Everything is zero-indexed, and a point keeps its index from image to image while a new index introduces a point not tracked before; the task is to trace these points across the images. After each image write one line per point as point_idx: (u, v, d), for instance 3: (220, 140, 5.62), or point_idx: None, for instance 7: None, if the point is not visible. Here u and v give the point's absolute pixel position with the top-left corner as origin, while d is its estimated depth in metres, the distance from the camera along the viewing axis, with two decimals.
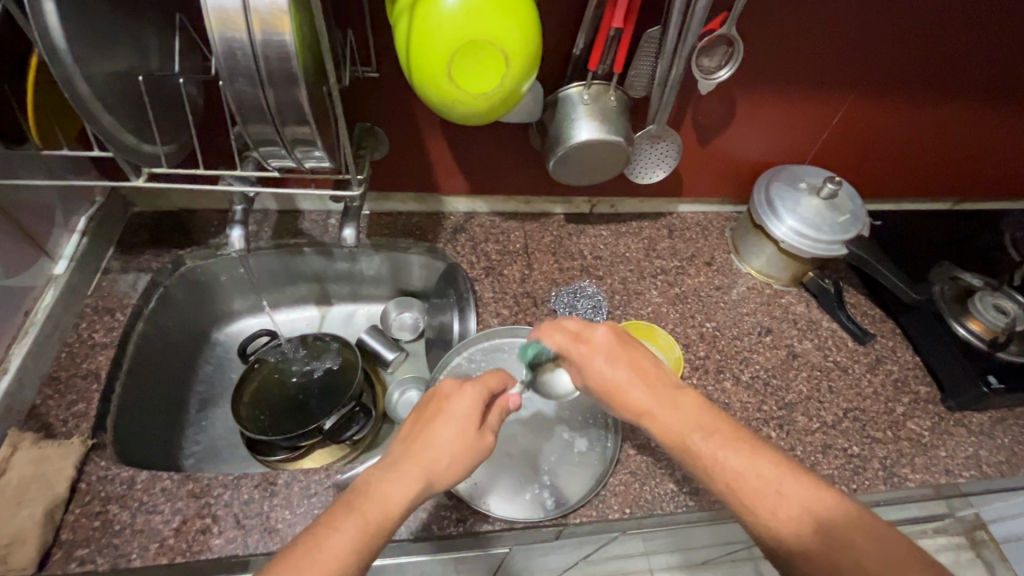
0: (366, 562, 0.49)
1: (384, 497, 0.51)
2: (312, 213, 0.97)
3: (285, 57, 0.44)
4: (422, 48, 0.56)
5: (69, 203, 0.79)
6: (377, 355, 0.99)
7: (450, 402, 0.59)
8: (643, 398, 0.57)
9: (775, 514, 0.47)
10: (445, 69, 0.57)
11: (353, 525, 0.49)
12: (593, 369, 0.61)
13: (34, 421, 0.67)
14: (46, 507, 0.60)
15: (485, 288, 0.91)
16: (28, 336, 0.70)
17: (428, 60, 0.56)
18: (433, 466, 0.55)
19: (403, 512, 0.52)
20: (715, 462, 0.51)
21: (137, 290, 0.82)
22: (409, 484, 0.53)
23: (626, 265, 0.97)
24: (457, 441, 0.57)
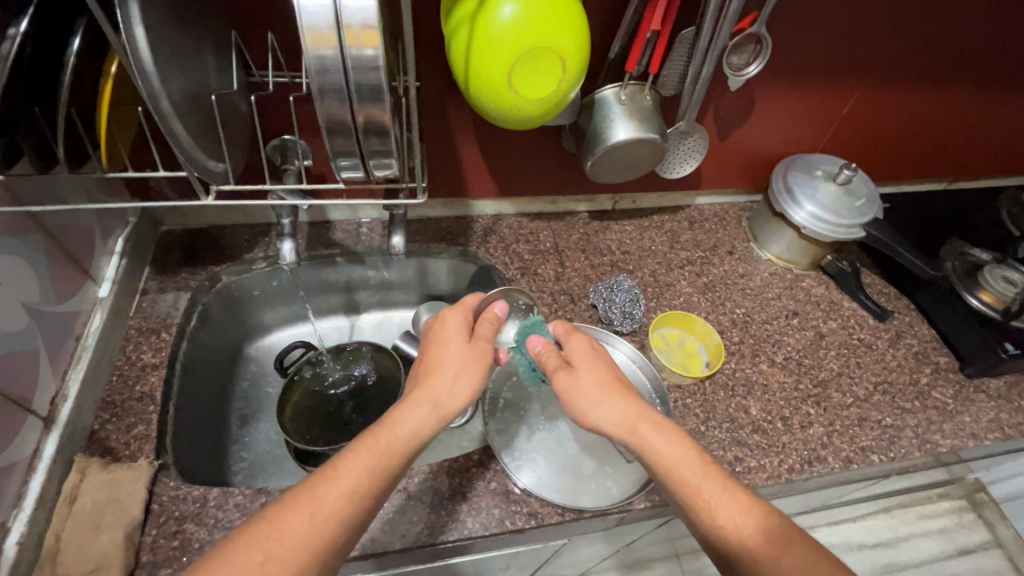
0: (385, 484, 0.54)
1: (396, 424, 0.57)
2: (343, 223, 0.98)
3: (373, 72, 0.45)
4: (483, 61, 0.58)
5: (107, 225, 0.78)
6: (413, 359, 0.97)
7: (442, 332, 0.66)
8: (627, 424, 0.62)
9: (721, 518, 0.53)
10: (505, 79, 0.59)
11: (370, 454, 0.54)
12: (577, 396, 0.64)
13: (96, 446, 0.67)
14: (125, 530, 0.60)
15: (522, 287, 0.92)
16: (83, 361, 0.69)
17: (488, 72, 0.58)
18: (440, 390, 0.61)
19: (417, 435, 0.57)
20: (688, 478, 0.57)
21: (179, 309, 0.82)
22: (419, 410, 0.59)
23: (653, 258, 1.00)
24: (457, 364, 0.63)
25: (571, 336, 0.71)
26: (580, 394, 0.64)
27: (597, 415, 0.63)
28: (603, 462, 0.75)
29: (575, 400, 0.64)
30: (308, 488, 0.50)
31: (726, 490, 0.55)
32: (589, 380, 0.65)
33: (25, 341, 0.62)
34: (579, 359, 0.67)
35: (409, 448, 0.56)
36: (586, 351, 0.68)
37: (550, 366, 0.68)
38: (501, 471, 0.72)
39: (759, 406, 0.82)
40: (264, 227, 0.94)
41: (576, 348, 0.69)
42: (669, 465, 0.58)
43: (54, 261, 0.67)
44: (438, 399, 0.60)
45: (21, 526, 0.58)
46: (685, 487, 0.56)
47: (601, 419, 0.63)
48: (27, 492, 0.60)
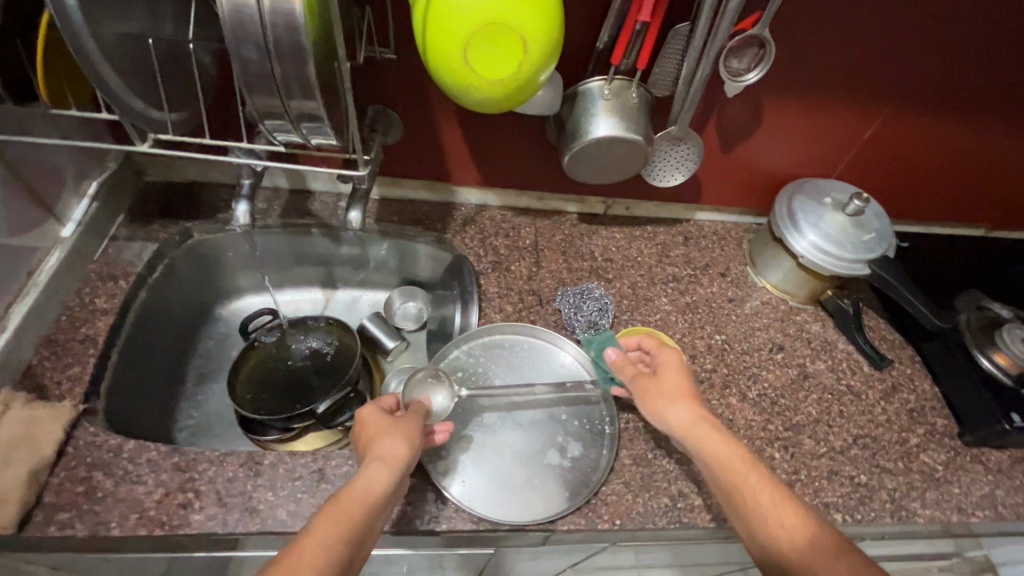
0: (355, 539, 0.49)
1: (352, 489, 0.52)
2: (323, 195, 0.97)
3: (291, 25, 0.43)
4: (440, 33, 0.54)
5: (82, 167, 0.79)
6: (377, 343, 0.98)
7: (363, 416, 0.62)
8: (698, 425, 0.60)
9: (768, 516, 0.52)
10: (461, 53, 0.55)
11: (331, 521, 0.49)
12: (649, 400, 0.64)
13: (29, 381, 0.67)
14: (31, 468, 0.60)
15: (490, 282, 0.88)
16: (30, 296, 0.70)
17: (445, 45, 0.55)
18: (383, 450, 0.57)
19: (379, 488, 0.53)
20: (744, 480, 0.55)
21: (143, 259, 0.82)
22: (370, 470, 0.54)
23: (637, 269, 0.94)
24: (386, 427, 0.60)
25: (662, 347, 0.69)
26: (653, 400, 0.64)
27: (666, 416, 0.62)
28: (534, 475, 0.70)
29: (648, 404, 0.64)
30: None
31: (775, 493, 0.54)
32: (659, 388, 0.64)
33: None
34: (663, 366, 0.67)
35: (375, 507, 0.52)
36: (673, 361, 0.67)
37: (632, 371, 0.68)
38: (423, 468, 0.68)
39: None
40: None
41: (662, 356, 0.68)
42: (727, 474, 0.56)
43: (13, 195, 0.68)
44: (387, 454, 0.56)
45: None
46: (741, 485, 0.55)
47: (666, 422, 0.62)
48: None
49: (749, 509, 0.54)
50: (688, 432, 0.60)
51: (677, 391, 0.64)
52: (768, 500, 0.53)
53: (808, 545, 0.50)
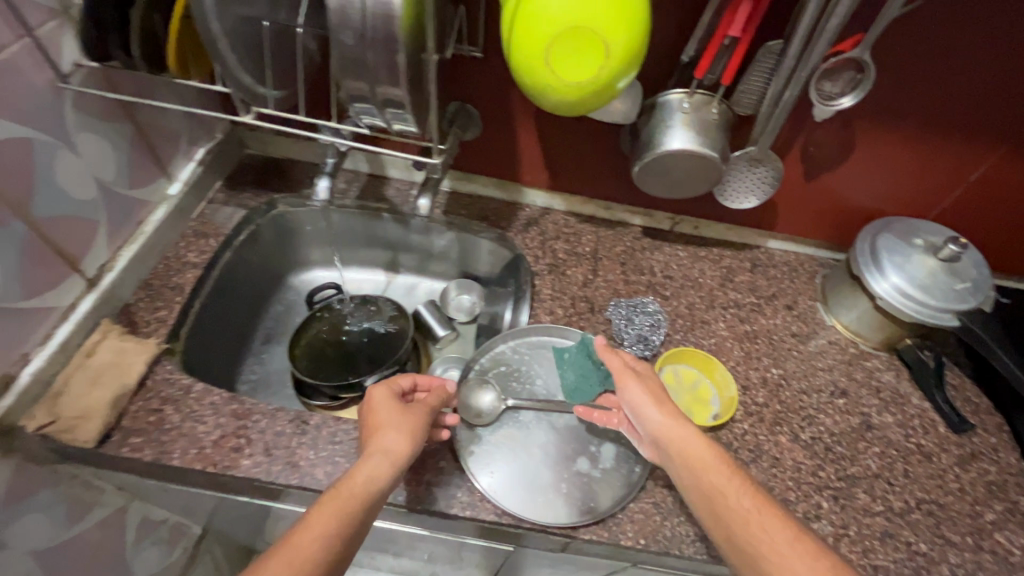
0: (358, 525, 0.53)
1: (356, 478, 0.55)
2: (398, 182, 1.02)
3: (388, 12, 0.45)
4: (523, 33, 0.56)
5: (194, 135, 0.88)
6: (429, 330, 1.02)
7: (372, 405, 0.65)
8: (680, 429, 0.61)
9: (748, 519, 0.54)
10: (542, 55, 0.56)
11: (333, 506, 0.52)
12: (634, 397, 0.65)
13: (125, 317, 0.76)
14: (115, 393, 0.67)
15: (544, 283, 0.89)
16: (135, 243, 0.78)
17: (526, 46, 0.56)
18: (385, 444, 0.60)
19: (381, 481, 0.56)
20: (725, 487, 0.56)
21: (232, 223, 0.91)
22: (373, 464, 0.57)
23: (696, 290, 0.92)
24: (392, 420, 0.63)
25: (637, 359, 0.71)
26: (637, 396, 0.64)
27: (647, 417, 0.63)
28: (562, 479, 0.70)
29: (634, 399, 0.64)
30: (277, 555, 0.48)
31: (755, 500, 0.55)
32: (646, 386, 0.65)
33: (90, 210, 0.70)
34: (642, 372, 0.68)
35: (377, 499, 0.55)
36: (651, 368, 0.69)
37: (616, 360, 0.68)
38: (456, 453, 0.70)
39: (761, 478, 0.71)
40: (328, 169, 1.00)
41: (644, 363, 0.70)
42: (716, 480, 0.57)
43: (136, 152, 0.77)
44: (389, 451, 0.59)
45: (41, 360, 0.65)
46: (721, 489, 0.56)
47: (652, 423, 0.62)
48: (53, 336, 0.67)
49: (730, 514, 0.55)
50: (672, 433, 0.61)
51: (657, 393, 0.65)
52: (747, 506, 0.55)
53: (789, 546, 0.51)
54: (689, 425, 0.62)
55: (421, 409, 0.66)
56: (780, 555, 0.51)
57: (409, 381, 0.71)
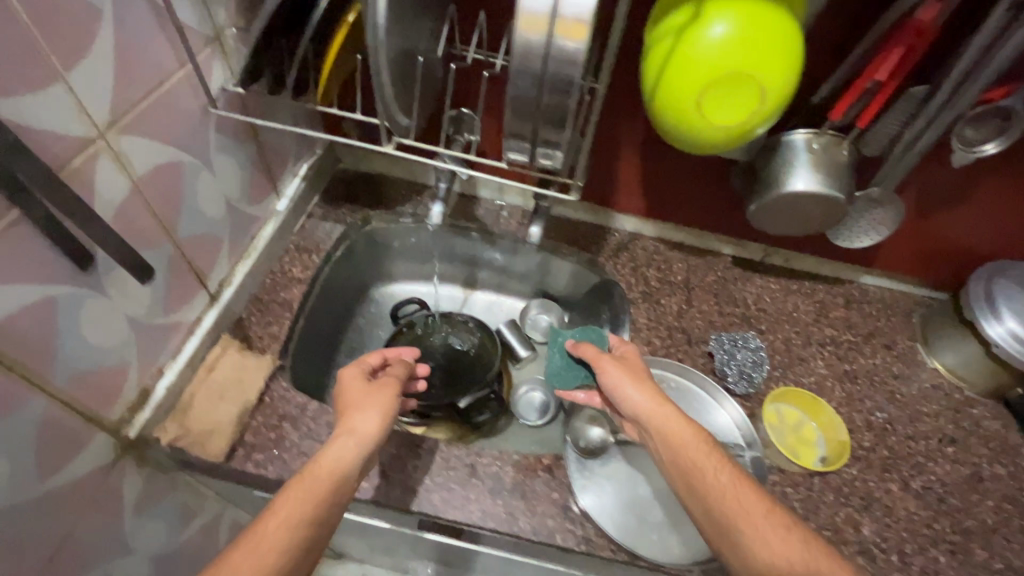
0: (328, 504, 0.53)
1: (320, 464, 0.56)
2: (487, 202, 1.02)
3: (573, 62, 0.46)
4: (675, 79, 0.56)
5: (300, 152, 0.90)
6: (511, 349, 1.02)
7: (342, 386, 0.66)
8: (660, 407, 0.62)
9: (720, 493, 0.55)
10: (693, 100, 0.56)
11: (298, 496, 0.52)
12: (613, 378, 0.66)
13: (239, 331, 0.77)
14: (239, 410, 0.68)
15: (639, 312, 0.89)
16: (250, 258, 0.80)
17: (676, 91, 0.57)
18: (355, 423, 0.61)
19: (344, 461, 0.57)
20: (700, 465, 0.57)
21: (331, 238, 0.92)
22: (342, 444, 0.58)
23: (792, 325, 0.90)
24: (358, 398, 0.64)
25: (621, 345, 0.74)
26: (619, 378, 0.66)
27: (626, 401, 0.64)
28: (673, 517, 0.69)
29: (613, 381, 0.66)
30: (233, 559, 0.47)
31: (730, 476, 0.56)
32: (625, 368, 0.67)
33: (218, 228, 0.72)
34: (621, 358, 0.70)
35: (349, 478, 0.56)
36: (634, 355, 0.72)
37: (591, 348, 0.71)
38: (567, 485, 0.69)
39: (875, 528, 0.70)
40: (420, 187, 1.01)
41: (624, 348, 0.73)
42: (690, 455, 0.58)
43: (256, 170, 0.78)
44: (351, 429, 0.60)
45: (173, 374, 0.67)
46: (696, 464, 0.57)
47: (632, 404, 0.64)
48: (182, 351, 0.69)
49: (705, 490, 0.56)
50: (652, 413, 0.62)
51: (633, 372, 0.67)
52: (726, 484, 0.55)
53: (765, 521, 0.53)
54: (668, 401, 0.63)
55: (388, 385, 0.67)
56: (756, 530, 0.52)
57: (377, 357, 0.73)
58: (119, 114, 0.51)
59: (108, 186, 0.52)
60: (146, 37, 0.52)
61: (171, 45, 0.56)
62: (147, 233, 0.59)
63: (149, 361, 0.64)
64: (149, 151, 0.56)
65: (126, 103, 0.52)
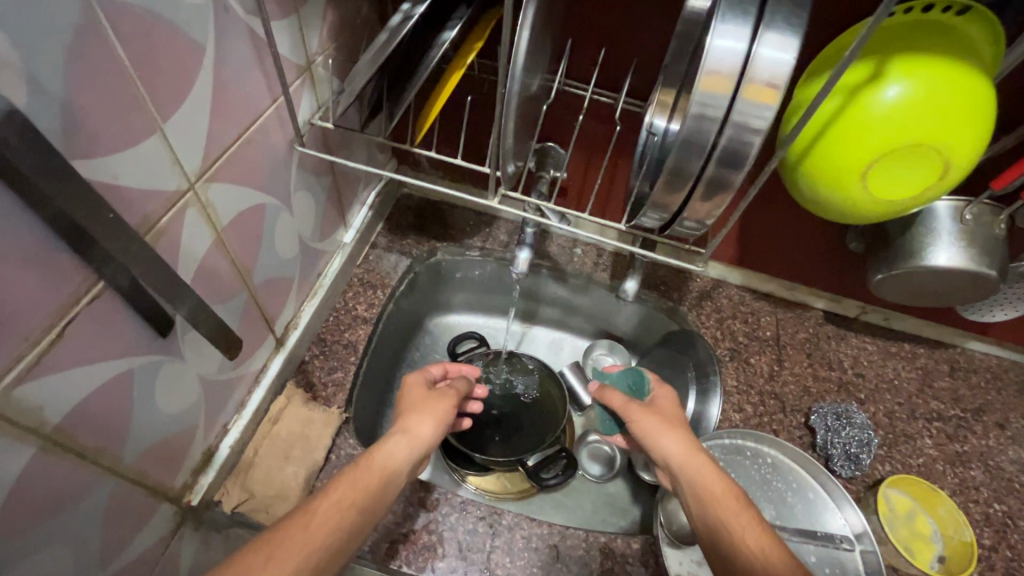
0: (370, 508, 0.46)
1: (374, 458, 0.50)
2: (559, 237, 0.95)
3: (751, 131, 0.41)
4: (842, 162, 0.49)
5: (369, 178, 0.84)
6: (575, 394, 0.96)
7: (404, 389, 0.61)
8: (696, 457, 0.57)
9: (758, 558, 0.46)
10: (863, 184, 0.50)
11: (349, 486, 0.46)
12: (647, 427, 0.62)
13: (303, 377, 0.72)
14: (307, 471, 0.63)
15: (727, 373, 0.82)
16: (316, 297, 0.74)
17: (842, 174, 0.50)
18: (413, 424, 0.55)
19: (394, 459, 0.51)
20: (736, 522, 0.49)
21: (397, 272, 0.86)
22: (397, 442, 0.52)
23: (894, 395, 0.82)
24: (419, 401, 0.59)
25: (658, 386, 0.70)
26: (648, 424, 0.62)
27: (660, 448, 0.59)
28: None
29: (645, 428, 0.62)
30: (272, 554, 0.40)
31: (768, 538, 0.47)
32: (659, 416, 0.62)
33: (290, 268, 0.66)
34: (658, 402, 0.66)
35: (394, 485, 0.50)
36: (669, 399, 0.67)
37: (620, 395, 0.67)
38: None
39: None
40: (489, 218, 0.94)
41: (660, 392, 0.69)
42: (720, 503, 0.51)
43: (329, 203, 0.72)
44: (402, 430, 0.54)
45: (237, 431, 0.62)
46: (731, 522, 0.49)
47: (665, 451, 0.59)
48: (247, 403, 0.63)
49: (736, 554, 0.47)
50: (686, 463, 0.57)
51: (671, 420, 0.62)
52: (764, 546, 0.47)
53: None
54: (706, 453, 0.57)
55: (451, 394, 0.62)
56: None
57: (441, 369, 0.69)
58: (211, 161, 0.46)
59: (195, 240, 0.46)
60: (241, 74, 0.46)
61: (265, 80, 0.50)
62: (224, 285, 0.53)
63: (213, 418, 0.58)
64: (235, 196, 0.50)
65: (218, 149, 0.46)
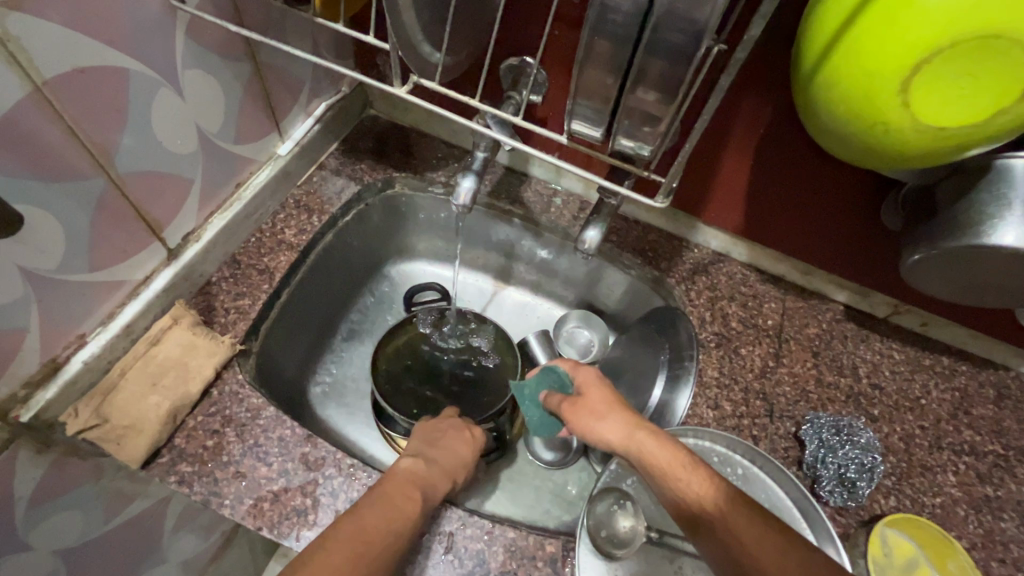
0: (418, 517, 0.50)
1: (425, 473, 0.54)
2: (540, 183, 0.81)
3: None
4: (870, 74, 0.35)
5: (318, 85, 0.72)
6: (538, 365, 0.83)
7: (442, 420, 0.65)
8: (638, 435, 0.53)
9: (737, 541, 0.44)
10: (898, 104, 0.35)
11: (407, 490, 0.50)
12: (581, 423, 0.57)
13: (201, 299, 0.62)
14: (174, 402, 0.54)
15: (710, 362, 0.67)
16: (230, 210, 0.64)
17: (873, 90, 0.35)
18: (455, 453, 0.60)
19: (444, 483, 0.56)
20: (704, 502, 0.47)
21: (341, 199, 0.74)
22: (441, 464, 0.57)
23: (917, 416, 0.66)
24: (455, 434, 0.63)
25: (579, 366, 0.63)
26: (586, 425, 0.57)
27: (600, 439, 0.55)
28: None
29: (579, 424, 0.57)
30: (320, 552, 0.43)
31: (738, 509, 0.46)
32: (586, 404, 0.58)
33: (187, 166, 0.56)
34: (585, 385, 0.60)
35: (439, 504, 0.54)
36: (594, 380, 0.60)
37: (556, 396, 0.62)
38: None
39: None
40: (461, 152, 0.81)
41: (580, 375, 0.62)
42: (702, 504, 0.46)
43: (252, 101, 0.61)
44: (442, 463, 0.57)
45: (97, 345, 0.53)
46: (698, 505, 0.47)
47: (605, 441, 0.55)
48: (118, 315, 0.54)
49: (719, 533, 0.45)
50: (633, 448, 0.52)
51: (606, 401, 0.57)
52: (738, 521, 0.45)
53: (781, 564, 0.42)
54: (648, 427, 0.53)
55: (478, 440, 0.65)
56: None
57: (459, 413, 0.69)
58: None
59: None
60: None
61: None
62: (59, 162, 0.43)
63: (61, 325, 0.49)
64: (66, 47, 0.40)
65: None
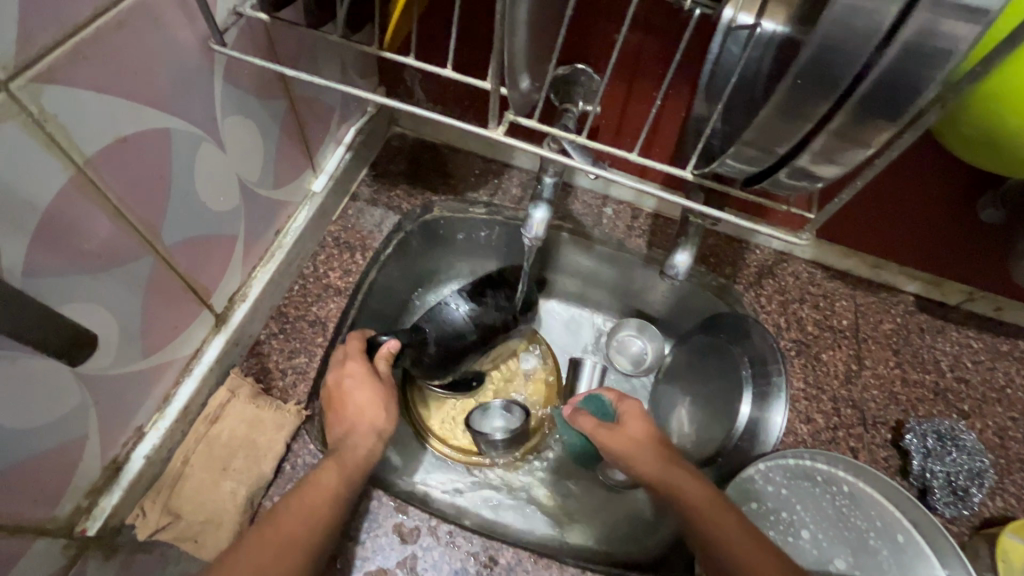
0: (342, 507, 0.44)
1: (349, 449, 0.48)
2: (586, 193, 0.76)
3: (962, 15, 0.22)
4: None
5: (345, 109, 0.66)
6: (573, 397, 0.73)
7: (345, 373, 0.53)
8: (674, 467, 0.50)
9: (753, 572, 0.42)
10: None
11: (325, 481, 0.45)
12: (614, 451, 0.54)
13: (254, 363, 0.56)
14: (249, 488, 0.49)
15: (794, 374, 0.65)
16: (273, 261, 0.58)
17: None
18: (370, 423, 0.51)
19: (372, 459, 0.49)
20: (719, 528, 0.45)
21: (382, 232, 0.67)
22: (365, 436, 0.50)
23: (1009, 408, 0.64)
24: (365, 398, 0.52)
25: (624, 397, 0.59)
26: (622, 453, 0.53)
27: (633, 466, 0.52)
28: None
29: (614, 454, 0.54)
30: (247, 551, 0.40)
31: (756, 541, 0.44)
32: (623, 432, 0.54)
33: (229, 224, 0.50)
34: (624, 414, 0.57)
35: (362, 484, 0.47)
36: (638, 414, 0.56)
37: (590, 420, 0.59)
38: None
39: None
40: (499, 165, 0.73)
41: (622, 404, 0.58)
42: (720, 532, 0.44)
43: (287, 138, 0.55)
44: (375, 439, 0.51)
45: (156, 436, 0.47)
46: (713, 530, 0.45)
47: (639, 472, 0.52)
48: (173, 399, 0.49)
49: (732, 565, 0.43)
50: (661, 476, 0.50)
51: (640, 428, 0.55)
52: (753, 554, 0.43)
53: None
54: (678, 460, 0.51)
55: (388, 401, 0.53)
56: None
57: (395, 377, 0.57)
58: (38, 50, 0.29)
59: (20, 180, 0.30)
60: None
61: None
62: (107, 248, 0.37)
63: (119, 422, 0.44)
64: (105, 116, 0.34)
65: (53, 29, 0.29)
